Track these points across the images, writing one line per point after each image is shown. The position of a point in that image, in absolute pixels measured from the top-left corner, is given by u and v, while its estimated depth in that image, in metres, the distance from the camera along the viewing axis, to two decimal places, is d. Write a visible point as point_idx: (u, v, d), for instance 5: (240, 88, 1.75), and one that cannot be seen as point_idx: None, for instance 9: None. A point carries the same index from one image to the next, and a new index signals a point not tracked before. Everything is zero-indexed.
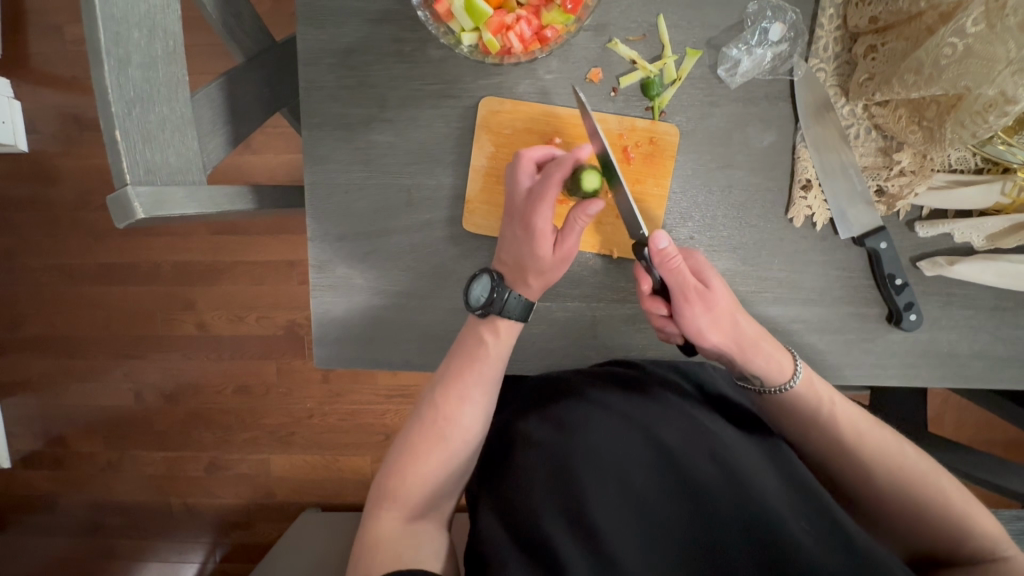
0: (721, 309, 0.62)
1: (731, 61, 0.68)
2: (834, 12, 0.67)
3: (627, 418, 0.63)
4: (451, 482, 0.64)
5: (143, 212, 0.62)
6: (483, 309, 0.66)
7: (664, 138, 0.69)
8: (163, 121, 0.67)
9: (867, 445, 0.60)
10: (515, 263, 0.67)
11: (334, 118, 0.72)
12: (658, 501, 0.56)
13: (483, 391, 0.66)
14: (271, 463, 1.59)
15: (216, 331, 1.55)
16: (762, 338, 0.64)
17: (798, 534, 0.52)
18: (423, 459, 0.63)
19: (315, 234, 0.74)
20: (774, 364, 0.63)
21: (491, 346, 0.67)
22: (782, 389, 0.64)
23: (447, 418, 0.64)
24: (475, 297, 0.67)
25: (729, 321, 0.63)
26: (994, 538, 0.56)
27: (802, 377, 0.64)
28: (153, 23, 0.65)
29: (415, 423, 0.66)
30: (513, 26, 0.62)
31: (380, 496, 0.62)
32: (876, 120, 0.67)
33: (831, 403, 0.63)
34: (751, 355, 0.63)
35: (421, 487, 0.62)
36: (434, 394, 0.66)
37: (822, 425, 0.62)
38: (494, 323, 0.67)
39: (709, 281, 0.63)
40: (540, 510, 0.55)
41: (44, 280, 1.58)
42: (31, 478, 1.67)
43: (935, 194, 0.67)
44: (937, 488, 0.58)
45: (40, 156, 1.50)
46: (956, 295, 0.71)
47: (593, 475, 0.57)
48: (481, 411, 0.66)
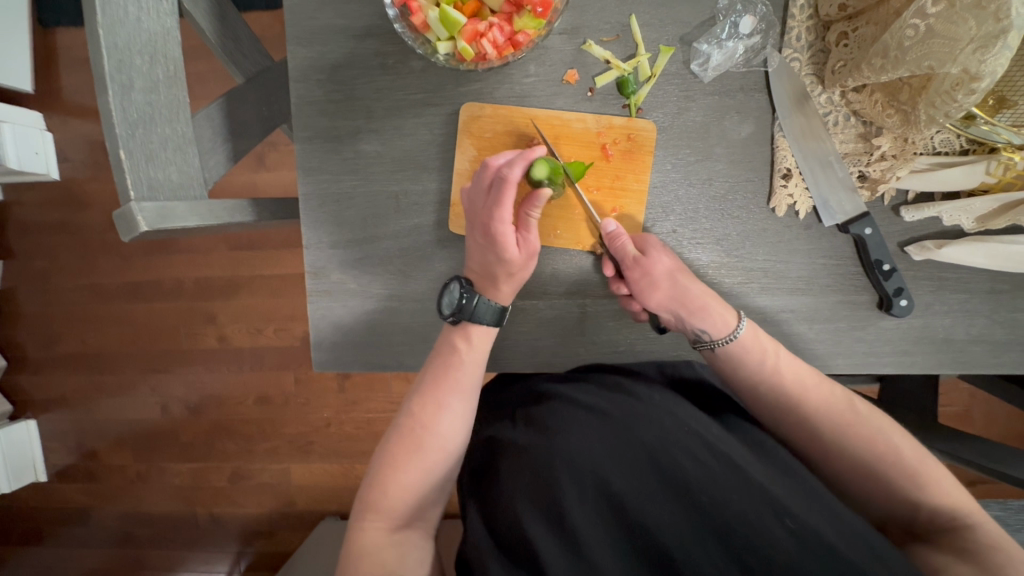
0: (660, 273, 0.68)
1: (703, 57, 0.69)
2: (805, 2, 0.67)
3: (610, 420, 0.63)
4: (432, 490, 0.66)
5: (147, 226, 0.66)
6: (454, 316, 0.69)
7: (641, 134, 0.71)
8: (165, 140, 0.71)
9: (816, 403, 0.63)
10: (484, 271, 0.70)
11: (324, 131, 0.76)
12: (638, 502, 0.56)
13: (459, 397, 0.67)
14: (291, 473, 1.63)
15: (237, 344, 1.61)
16: (707, 297, 0.68)
17: (780, 537, 0.52)
18: (402, 468, 0.64)
19: (310, 242, 0.77)
20: (715, 320, 0.67)
21: (464, 353, 0.69)
22: (729, 340, 0.67)
23: (424, 426, 0.65)
24: (446, 306, 0.70)
25: (669, 282, 0.68)
26: (954, 502, 0.57)
27: (746, 329, 0.67)
28: (154, 49, 0.70)
29: (392, 434, 0.67)
30: (485, 33, 0.64)
31: (363, 507, 0.63)
32: (854, 106, 0.67)
33: (775, 357, 0.65)
34: (693, 311, 0.68)
35: (403, 497, 0.63)
36: (411, 404, 0.68)
37: (766, 381, 0.65)
38: (466, 331, 0.69)
39: (650, 251, 0.69)
40: (521, 512, 0.56)
41: (76, 300, 1.67)
42: (66, 491, 1.75)
43: (918, 178, 0.66)
44: (889, 447, 0.60)
45: (71, 183, 1.59)
46: (948, 279, 0.70)
47: (573, 478, 0.57)
48: (460, 417, 0.67)
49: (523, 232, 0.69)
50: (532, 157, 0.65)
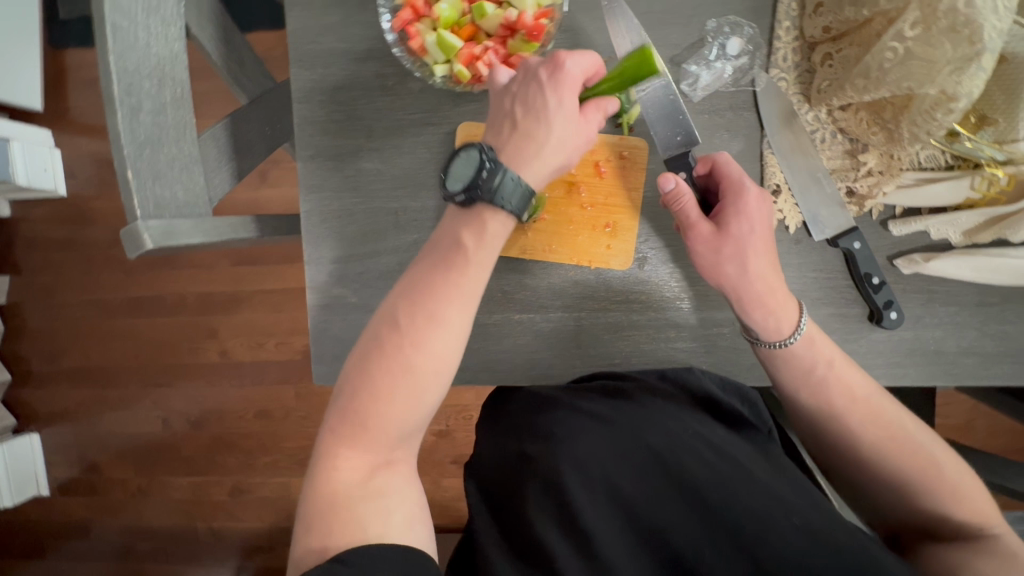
0: (729, 251, 0.64)
1: (692, 77, 0.71)
2: (790, 24, 0.69)
3: (615, 426, 0.65)
4: (416, 419, 0.54)
5: (152, 244, 0.68)
6: (474, 183, 0.59)
7: (633, 152, 0.73)
8: (171, 160, 0.73)
9: (858, 414, 0.63)
10: (523, 127, 0.63)
11: (326, 149, 0.78)
12: (648, 504, 0.58)
13: (456, 309, 0.56)
14: (291, 486, 1.63)
15: (239, 357, 1.62)
16: (769, 295, 0.63)
17: (789, 533, 0.53)
18: (387, 390, 0.53)
19: (311, 258, 0.79)
20: (768, 324, 0.64)
21: (471, 253, 0.58)
22: (780, 345, 0.64)
23: (415, 344, 0.54)
24: (458, 177, 0.60)
25: (735, 266, 0.64)
26: (984, 515, 0.59)
27: (803, 335, 0.64)
28: (162, 73, 0.72)
29: (373, 346, 0.55)
30: (481, 56, 0.67)
31: (339, 434, 0.53)
32: (840, 124, 0.69)
33: (829, 365, 0.63)
34: (749, 309, 0.64)
35: (387, 429, 0.53)
36: (397, 310, 0.56)
37: (812, 388, 0.64)
38: (479, 224, 0.59)
39: (729, 222, 0.64)
40: (534, 518, 0.58)
41: (81, 314, 1.69)
42: (68, 505, 1.75)
43: (904, 194, 0.67)
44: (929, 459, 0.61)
45: (78, 199, 1.62)
46: (937, 292, 0.71)
47: (582, 483, 0.59)
48: (455, 332, 0.56)
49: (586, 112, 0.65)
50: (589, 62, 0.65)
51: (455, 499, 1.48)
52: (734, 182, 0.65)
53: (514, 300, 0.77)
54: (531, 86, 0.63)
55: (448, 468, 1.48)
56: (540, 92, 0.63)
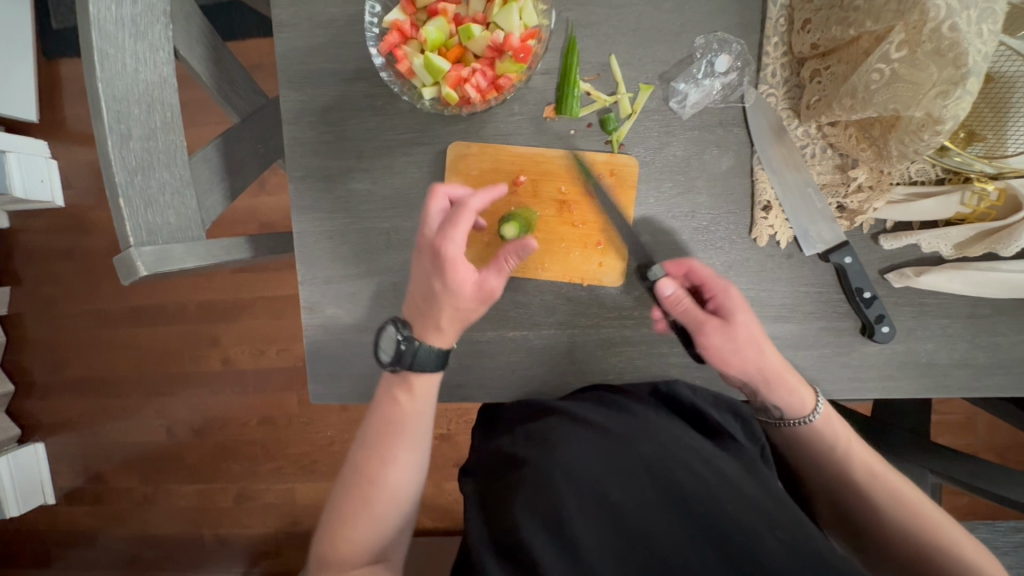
0: (743, 339, 0.65)
1: (680, 95, 0.71)
2: (779, 40, 0.69)
3: (608, 435, 0.64)
4: (386, 538, 0.63)
5: (145, 270, 0.68)
6: (392, 363, 0.63)
7: (623, 169, 0.73)
8: (163, 185, 0.73)
9: (878, 489, 0.63)
10: (428, 301, 0.64)
11: (316, 170, 0.78)
12: (635, 509, 0.57)
13: (406, 445, 0.65)
14: (295, 492, 1.65)
15: (240, 365, 1.63)
16: (786, 370, 0.65)
17: (772, 547, 0.52)
18: (358, 488, 0.63)
19: (304, 278, 0.79)
20: (789, 399, 0.66)
21: (406, 403, 0.66)
22: (804, 422, 0.67)
23: (371, 478, 0.63)
24: (385, 350, 0.64)
25: (752, 351, 0.65)
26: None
27: (822, 414, 0.67)
28: (151, 98, 0.72)
29: (340, 489, 0.64)
30: (469, 78, 0.67)
31: (347, 492, 0.63)
32: (830, 139, 0.69)
33: (848, 442, 0.66)
34: (771, 385, 0.66)
35: (390, 478, 0.63)
36: (357, 457, 0.65)
37: (834, 463, 0.66)
38: (407, 381, 0.66)
39: (734, 313, 0.65)
40: (520, 520, 0.56)
41: (82, 325, 1.70)
42: (75, 513, 1.77)
43: (894, 209, 0.68)
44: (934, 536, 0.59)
45: (76, 211, 1.62)
46: (929, 305, 0.71)
47: (573, 488, 0.58)
48: (408, 464, 0.65)
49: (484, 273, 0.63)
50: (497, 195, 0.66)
51: (457, 503, 1.49)
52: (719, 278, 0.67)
53: (508, 318, 0.77)
54: (428, 267, 0.62)
55: (451, 472, 1.49)
56: (444, 256, 0.60)
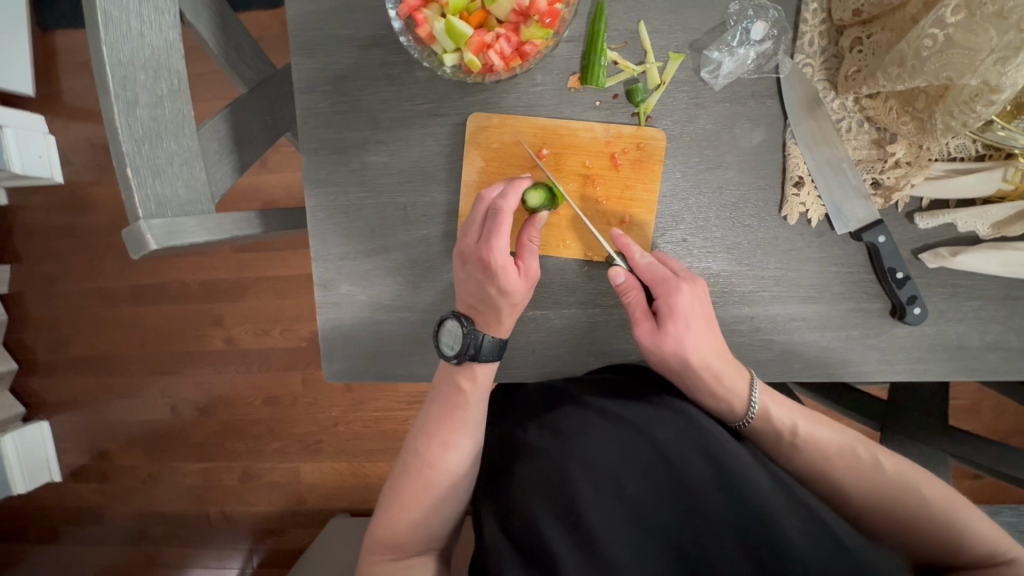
0: (670, 349, 0.66)
1: (713, 64, 0.68)
2: (817, 6, 0.66)
3: (623, 420, 0.61)
4: (441, 522, 0.65)
5: (156, 244, 0.66)
6: (459, 358, 0.65)
7: (651, 142, 0.70)
8: (171, 156, 0.70)
9: (841, 467, 0.63)
10: (484, 305, 0.67)
11: (330, 142, 0.75)
12: (652, 503, 0.56)
13: (466, 434, 0.66)
14: (301, 471, 1.65)
15: (244, 345, 1.61)
16: (716, 383, 0.66)
17: (796, 534, 0.51)
18: (415, 473, 0.65)
19: (318, 254, 0.77)
20: (721, 407, 0.67)
21: (469, 394, 0.67)
22: (743, 422, 0.68)
23: (432, 464, 0.65)
24: (449, 346, 0.67)
25: (678, 361, 0.66)
26: (992, 541, 0.56)
27: (758, 412, 0.67)
28: (157, 64, 0.68)
29: (400, 473, 0.66)
30: (493, 44, 0.64)
31: (407, 475, 0.65)
32: (867, 112, 0.66)
33: (794, 427, 0.66)
34: (699, 395, 0.67)
35: (450, 464, 0.65)
36: (418, 443, 0.67)
37: (787, 451, 0.66)
38: (471, 371, 0.67)
39: (666, 323, 0.66)
40: (535, 513, 0.55)
41: (84, 303, 1.67)
42: (81, 491, 1.77)
43: (932, 185, 0.65)
44: (917, 499, 0.59)
45: (75, 187, 1.59)
46: (962, 286, 0.69)
47: (588, 480, 0.56)
48: (467, 454, 0.66)
49: (524, 259, 0.67)
50: (524, 187, 0.66)
51: None
52: (664, 280, 0.67)
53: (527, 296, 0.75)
54: (476, 275, 0.66)
55: None
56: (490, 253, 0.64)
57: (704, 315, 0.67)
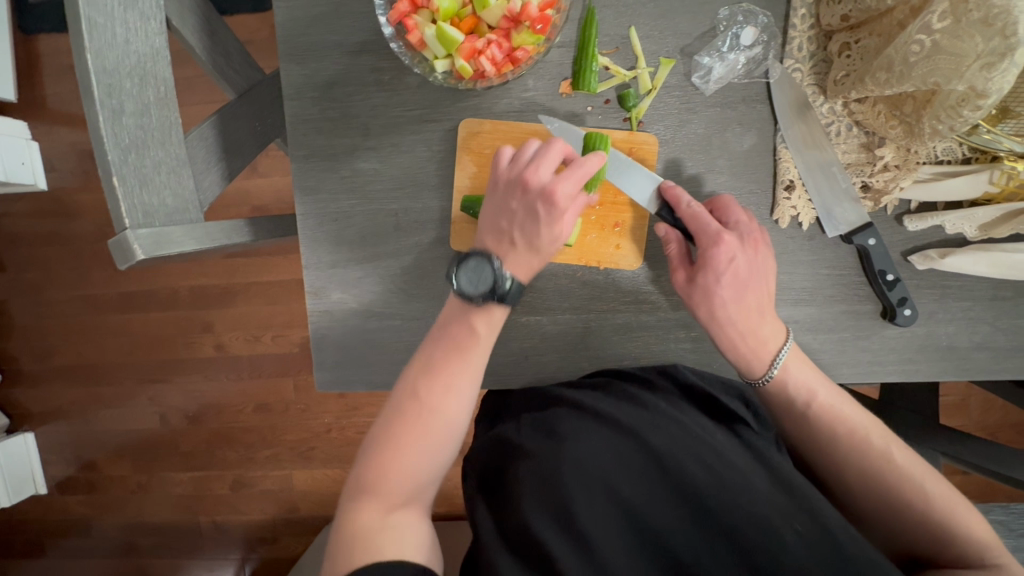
0: (699, 294, 0.67)
1: (704, 69, 0.68)
2: (806, 12, 0.67)
3: (617, 426, 0.61)
4: (430, 468, 0.59)
5: (143, 254, 0.64)
6: (483, 291, 0.63)
7: (643, 147, 0.70)
8: (158, 164, 0.69)
9: (847, 446, 0.63)
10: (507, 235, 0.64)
11: (321, 149, 0.75)
12: (647, 504, 0.55)
13: (469, 373, 0.62)
14: (294, 478, 1.63)
15: (235, 352, 1.59)
16: (744, 331, 0.66)
17: (790, 542, 0.51)
18: (411, 413, 0.59)
19: (309, 262, 0.76)
20: (745, 359, 0.67)
21: (478, 327, 0.64)
22: (759, 382, 0.68)
23: (430, 403, 0.60)
24: (472, 281, 0.63)
25: (706, 308, 0.67)
26: (986, 547, 0.55)
27: (780, 369, 0.66)
28: (144, 71, 0.67)
29: (393, 412, 0.60)
30: (484, 50, 0.64)
31: (400, 411, 0.60)
32: (856, 116, 0.67)
33: (810, 399, 0.65)
34: (726, 344, 0.68)
35: (448, 401, 0.60)
36: (415, 379, 0.62)
37: (796, 420, 0.67)
38: (489, 314, 0.64)
39: (699, 272, 0.66)
40: (531, 515, 0.54)
41: (69, 311, 1.64)
42: (68, 503, 1.74)
43: (920, 188, 0.66)
44: (916, 491, 0.59)
45: (60, 193, 1.56)
46: (951, 288, 0.70)
47: (584, 483, 0.55)
48: (436, 451, 0.59)
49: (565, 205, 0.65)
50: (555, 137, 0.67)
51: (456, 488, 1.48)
52: (705, 232, 0.65)
53: (521, 302, 0.75)
54: (517, 203, 0.64)
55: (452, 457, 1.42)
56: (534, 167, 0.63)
57: (745, 272, 0.66)
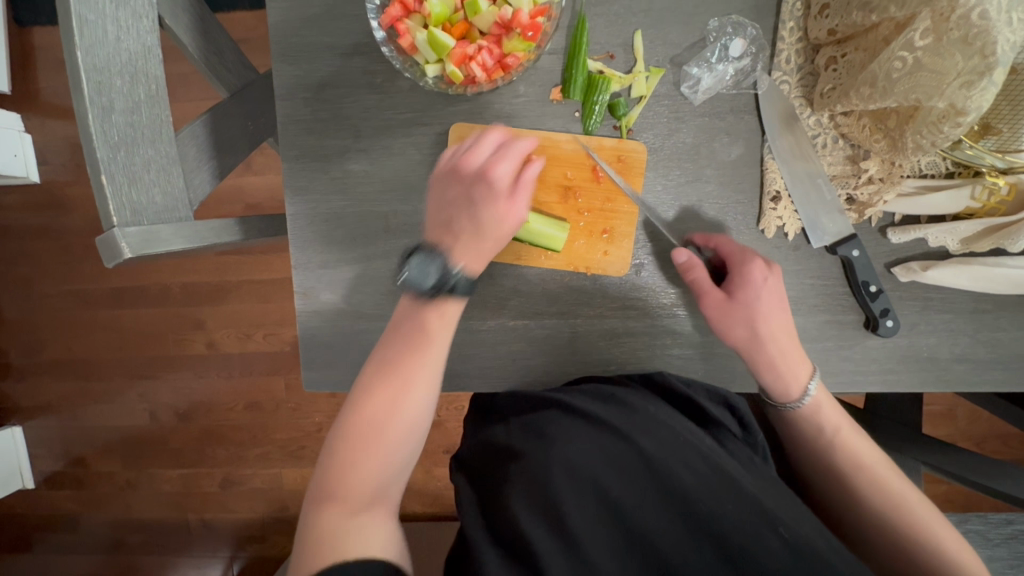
0: (740, 317, 0.66)
1: (693, 79, 0.69)
2: (795, 25, 0.67)
3: (607, 429, 0.62)
4: (398, 457, 0.57)
5: (130, 252, 0.64)
6: (433, 286, 0.62)
7: (632, 155, 0.71)
8: (148, 162, 0.69)
9: (860, 474, 0.62)
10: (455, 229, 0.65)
11: (312, 150, 0.75)
12: (635, 505, 0.55)
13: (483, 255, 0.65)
14: (282, 476, 1.63)
15: (226, 350, 1.59)
16: (782, 357, 0.66)
17: (774, 546, 0.51)
18: (385, 384, 0.59)
19: (299, 262, 0.76)
20: (780, 384, 0.67)
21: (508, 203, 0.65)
22: (794, 406, 0.67)
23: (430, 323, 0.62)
24: (423, 277, 0.63)
25: (746, 329, 0.66)
26: None
27: (813, 398, 0.66)
28: (135, 69, 0.67)
29: (371, 378, 0.60)
30: (475, 56, 0.64)
31: (379, 371, 0.60)
32: (842, 129, 0.67)
33: (838, 429, 0.65)
34: (762, 370, 0.67)
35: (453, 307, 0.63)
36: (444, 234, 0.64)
37: (815, 445, 0.66)
38: (441, 307, 0.62)
39: (738, 291, 0.66)
40: (519, 513, 0.54)
41: (59, 305, 1.64)
42: (54, 498, 1.73)
43: (904, 202, 0.67)
44: (919, 528, 0.58)
45: (51, 187, 1.55)
46: (933, 300, 0.71)
47: (573, 483, 0.56)
48: (409, 423, 0.58)
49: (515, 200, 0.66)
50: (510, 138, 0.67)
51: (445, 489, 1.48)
52: (740, 253, 0.67)
53: (509, 306, 0.75)
54: (458, 192, 0.65)
55: (442, 458, 1.42)
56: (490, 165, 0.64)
57: (777, 294, 0.67)
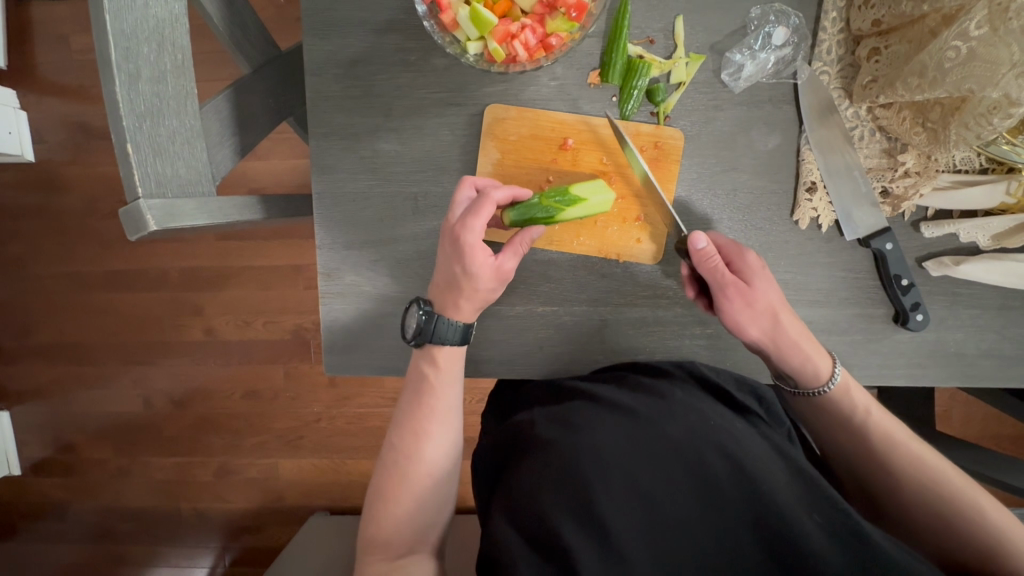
0: (762, 305, 0.66)
1: (734, 66, 0.68)
2: (837, 15, 0.67)
3: (635, 417, 0.61)
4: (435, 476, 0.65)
5: (155, 225, 0.62)
6: (415, 338, 0.65)
7: (669, 142, 0.70)
8: (173, 134, 0.67)
9: (901, 460, 0.62)
10: (448, 284, 0.65)
11: (340, 128, 0.73)
12: (666, 494, 0.54)
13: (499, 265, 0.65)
14: (280, 466, 1.60)
15: (226, 336, 1.56)
16: (803, 339, 0.67)
17: (811, 531, 0.51)
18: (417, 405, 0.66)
19: (323, 242, 0.75)
20: (806, 368, 0.67)
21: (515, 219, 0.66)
22: (818, 391, 0.68)
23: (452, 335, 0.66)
24: (409, 327, 0.67)
25: (768, 319, 0.66)
26: None
27: (838, 381, 0.67)
28: (162, 36, 0.65)
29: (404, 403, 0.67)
30: (518, 35, 0.63)
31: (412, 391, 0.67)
32: (880, 121, 0.68)
33: (866, 411, 0.65)
34: (786, 353, 0.67)
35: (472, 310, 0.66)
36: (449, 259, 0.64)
37: (849, 429, 0.66)
38: (432, 355, 0.66)
39: (755, 281, 0.66)
40: (549, 505, 0.53)
41: (53, 287, 1.59)
42: (43, 485, 1.68)
43: (940, 195, 0.67)
44: (973, 509, 0.58)
45: (49, 165, 1.51)
46: (962, 295, 0.72)
47: (602, 473, 0.54)
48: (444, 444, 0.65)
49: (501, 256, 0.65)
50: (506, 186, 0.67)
51: None
52: (731, 245, 0.69)
53: (538, 292, 0.75)
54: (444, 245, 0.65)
55: None
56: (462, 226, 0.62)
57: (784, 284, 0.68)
